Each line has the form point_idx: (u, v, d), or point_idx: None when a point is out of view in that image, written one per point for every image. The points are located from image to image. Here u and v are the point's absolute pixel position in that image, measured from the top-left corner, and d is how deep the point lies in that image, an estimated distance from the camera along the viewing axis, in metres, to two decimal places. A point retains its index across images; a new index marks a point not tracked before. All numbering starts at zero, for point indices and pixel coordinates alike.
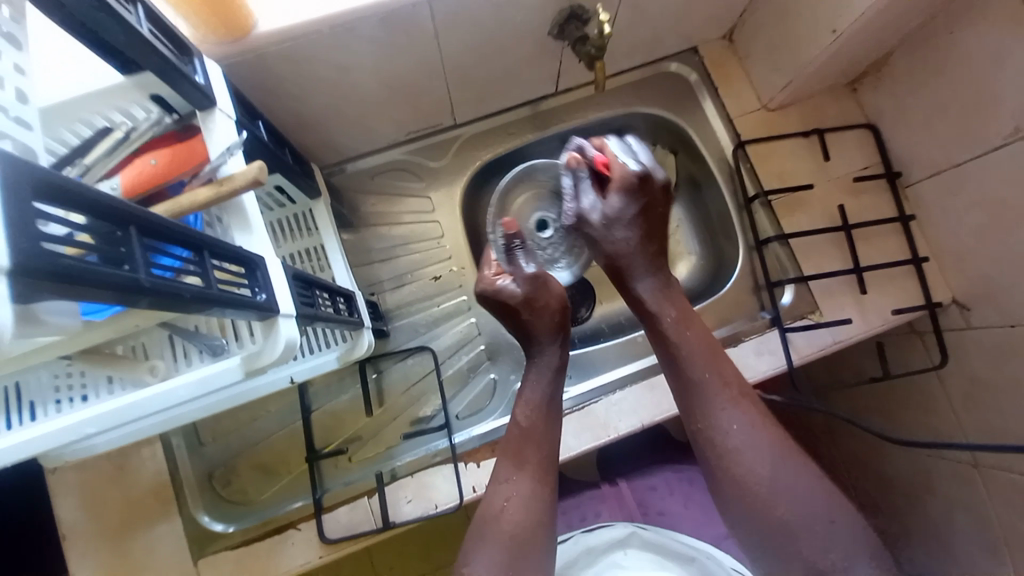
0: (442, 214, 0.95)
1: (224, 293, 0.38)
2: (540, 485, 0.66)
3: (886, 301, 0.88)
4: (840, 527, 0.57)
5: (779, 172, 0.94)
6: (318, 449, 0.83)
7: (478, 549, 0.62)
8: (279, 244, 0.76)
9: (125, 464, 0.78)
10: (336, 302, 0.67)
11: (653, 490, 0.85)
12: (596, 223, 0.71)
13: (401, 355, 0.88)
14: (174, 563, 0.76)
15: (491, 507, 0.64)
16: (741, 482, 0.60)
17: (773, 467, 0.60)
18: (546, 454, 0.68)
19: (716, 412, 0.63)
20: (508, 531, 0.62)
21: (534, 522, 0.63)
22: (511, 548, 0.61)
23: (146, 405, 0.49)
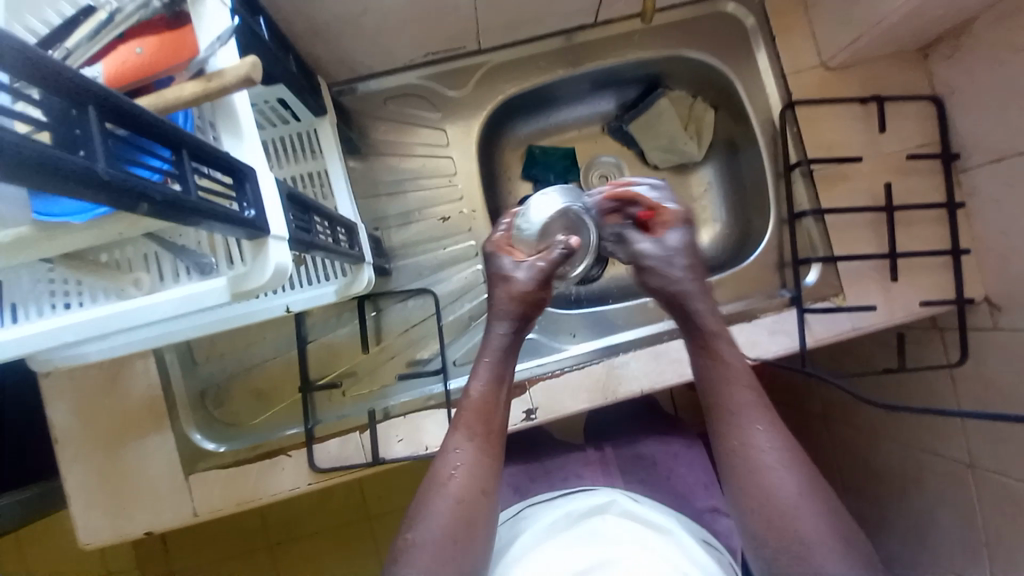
0: (457, 150, 0.88)
1: (205, 204, 0.33)
2: (489, 462, 0.62)
3: (916, 292, 0.83)
4: (850, 561, 0.52)
5: (826, 140, 0.85)
6: (312, 380, 0.82)
7: (422, 512, 0.59)
8: (280, 166, 0.71)
9: (117, 376, 0.77)
10: (337, 232, 0.62)
11: (638, 458, 0.84)
12: (663, 258, 0.72)
13: (402, 296, 0.84)
14: (166, 475, 0.77)
15: (439, 474, 0.61)
16: (764, 496, 0.55)
17: (798, 493, 0.55)
18: (491, 427, 0.64)
19: (750, 429, 0.59)
20: (452, 496, 0.59)
21: (480, 490, 0.60)
22: (447, 516, 0.58)
23: (128, 318, 0.46)
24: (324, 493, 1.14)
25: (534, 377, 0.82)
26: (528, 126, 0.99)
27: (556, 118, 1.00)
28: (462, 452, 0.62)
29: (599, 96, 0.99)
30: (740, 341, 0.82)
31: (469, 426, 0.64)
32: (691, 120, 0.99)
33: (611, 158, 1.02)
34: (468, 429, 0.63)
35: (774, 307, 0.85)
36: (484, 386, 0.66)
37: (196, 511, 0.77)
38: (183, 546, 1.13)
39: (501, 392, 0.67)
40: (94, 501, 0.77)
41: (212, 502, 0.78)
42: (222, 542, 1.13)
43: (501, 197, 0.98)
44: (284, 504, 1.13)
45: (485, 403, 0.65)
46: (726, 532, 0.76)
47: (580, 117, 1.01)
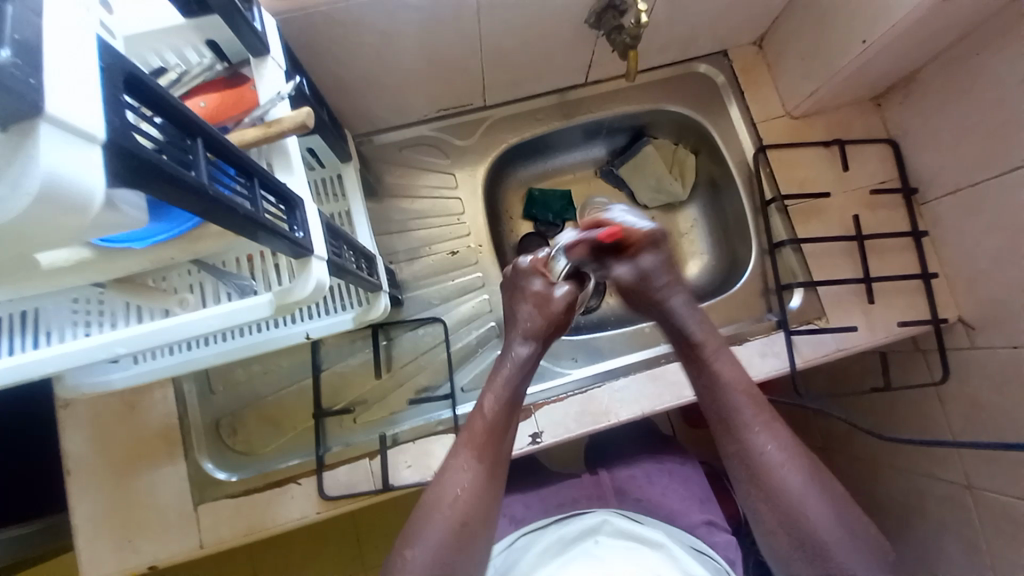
0: (464, 191, 0.97)
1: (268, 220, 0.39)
2: (493, 488, 0.64)
3: (893, 313, 0.90)
4: (857, 536, 0.58)
5: (796, 178, 0.95)
6: (326, 407, 0.84)
7: (419, 534, 0.61)
8: (325, 203, 0.79)
9: (135, 405, 0.80)
10: (359, 261, 0.68)
11: (633, 479, 0.85)
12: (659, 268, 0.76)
13: (412, 325, 0.88)
14: (176, 505, 0.78)
15: (446, 494, 0.63)
16: (776, 493, 0.61)
17: (806, 487, 0.61)
18: (496, 448, 0.66)
19: (754, 433, 0.64)
20: (446, 515, 0.61)
21: (483, 513, 0.63)
22: (445, 538, 0.60)
23: (172, 331, 0.50)
24: (322, 532, 1.12)
25: (539, 401, 0.85)
26: (528, 170, 1.09)
27: (553, 164, 1.10)
28: (467, 474, 0.64)
29: (592, 144, 1.10)
30: None
31: (476, 442, 0.66)
32: (675, 163, 1.09)
33: (604, 198, 1.11)
34: (474, 449, 0.66)
35: (762, 330, 0.90)
36: (496, 403, 0.68)
37: (204, 543, 0.78)
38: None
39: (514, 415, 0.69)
40: (101, 533, 0.77)
41: (220, 532, 0.78)
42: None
43: (504, 234, 1.06)
44: (281, 544, 1.11)
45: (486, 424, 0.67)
46: (725, 544, 0.77)
47: (575, 162, 1.11)
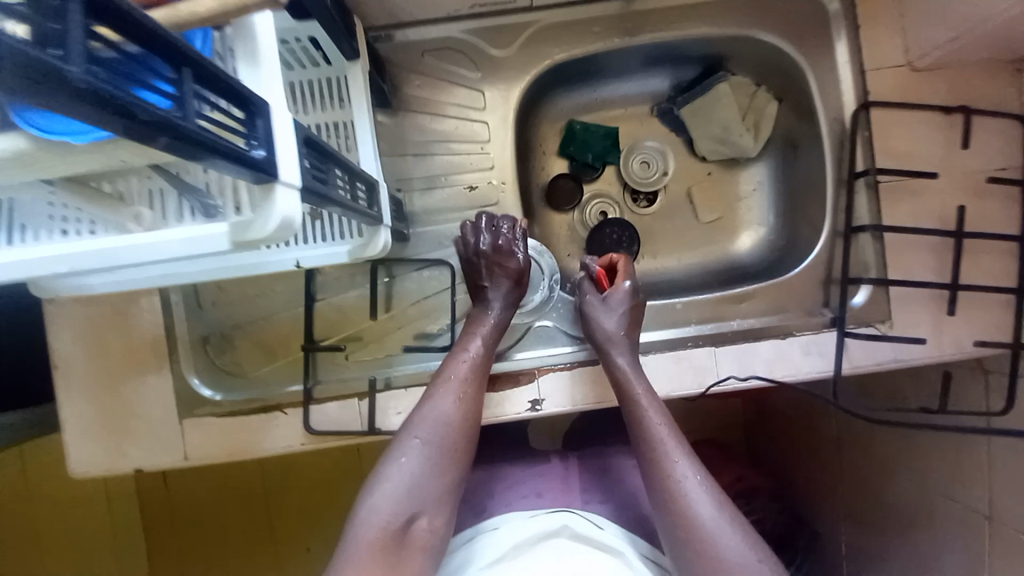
0: (493, 115, 0.82)
1: (200, 131, 0.29)
2: (470, 416, 0.63)
3: (970, 329, 0.76)
4: (765, 566, 0.56)
5: (897, 150, 0.77)
6: (317, 340, 0.78)
7: (398, 451, 0.58)
8: (303, 111, 0.67)
9: (123, 310, 0.76)
10: (356, 189, 0.57)
11: (609, 471, 0.79)
12: (598, 310, 0.75)
13: (417, 264, 0.79)
14: (162, 417, 0.76)
15: (419, 416, 0.61)
16: (692, 524, 0.58)
17: (723, 519, 0.58)
18: (481, 385, 0.65)
19: (672, 461, 0.62)
20: (415, 436, 0.59)
21: (466, 431, 0.61)
22: (422, 453, 0.58)
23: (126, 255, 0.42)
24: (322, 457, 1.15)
25: (546, 366, 0.77)
26: (571, 99, 0.92)
27: (603, 94, 0.93)
28: (449, 402, 0.62)
29: (651, 74, 0.92)
30: (771, 358, 0.76)
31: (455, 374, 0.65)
32: (750, 111, 0.91)
33: (655, 142, 0.95)
34: (456, 384, 0.64)
35: (811, 326, 0.78)
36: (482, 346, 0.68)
37: (188, 456, 0.76)
38: (178, 489, 1.15)
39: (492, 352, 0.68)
40: (91, 432, 0.76)
41: (204, 449, 0.76)
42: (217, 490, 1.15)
43: (535, 171, 0.93)
44: (282, 463, 1.15)
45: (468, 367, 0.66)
46: None
47: (627, 94, 0.94)
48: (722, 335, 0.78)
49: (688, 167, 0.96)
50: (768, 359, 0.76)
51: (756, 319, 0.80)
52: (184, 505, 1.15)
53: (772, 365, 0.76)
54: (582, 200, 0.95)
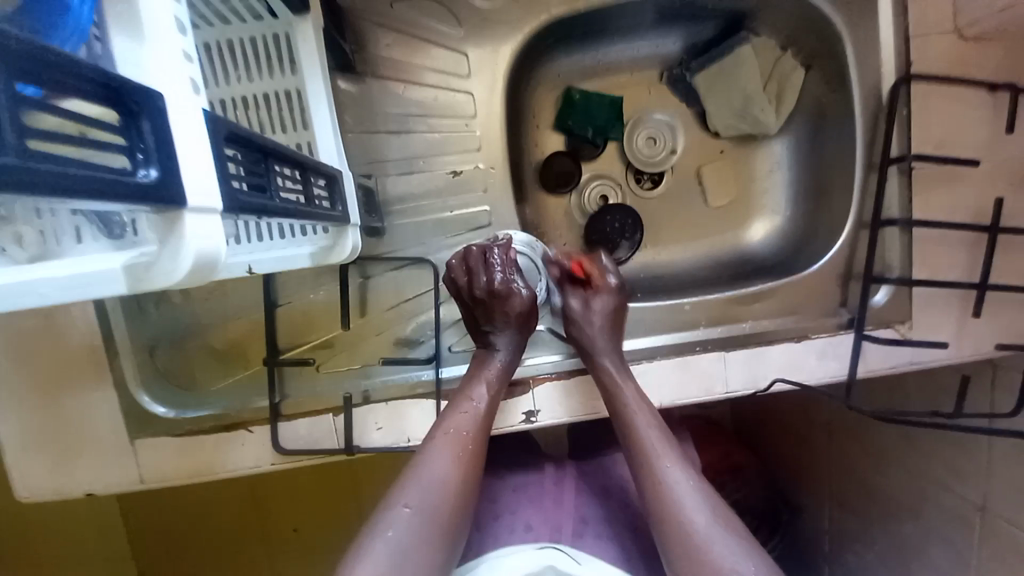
0: (479, 83, 0.69)
1: (31, 168, 0.20)
2: (468, 479, 0.56)
3: (992, 332, 0.71)
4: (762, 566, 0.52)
5: (935, 132, 0.68)
6: (281, 350, 0.68)
7: (384, 520, 0.52)
8: (213, 83, 0.50)
9: (50, 318, 0.64)
10: (312, 187, 0.47)
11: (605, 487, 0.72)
12: (579, 315, 0.68)
13: (396, 262, 0.69)
14: (108, 436, 0.67)
15: (413, 479, 0.54)
16: (675, 527, 0.54)
17: (711, 522, 0.54)
18: (480, 444, 0.59)
19: (664, 468, 0.58)
20: (409, 504, 0.53)
21: (461, 503, 0.55)
22: (417, 525, 0.52)
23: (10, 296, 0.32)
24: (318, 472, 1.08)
25: (539, 375, 0.69)
26: (570, 63, 0.80)
27: (606, 57, 0.81)
28: (444, 462, 0.56)
29: (660, 35, 0.80)
30: (784, 364, 0.70)
31: (455, 429, 0.58)
32: (773, 78, 0.80)
33: (663, 115, 0.84)
34: (451, 439, 0.57)
35: (827, 327, 0.72)
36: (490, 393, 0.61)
37: (143, 478, 0.68)
38: (154, 505, 1.06)
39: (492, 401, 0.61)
40: (30, 455, 0.67)
41: (161, 469, 0.68)
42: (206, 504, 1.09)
43: (526, 148, 0.81)
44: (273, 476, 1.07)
45: (471, 420, 0.59)
46: None
47: (633, 58, 0.82)
48: (733, 339, 0.71)
49: (699, 144, 0.85)
50: (781, 365, 0.70)
51: (770, 320, 0.73)
52: (167, 522, 1.07)
53: (785, 372, 0.70)
54: (580, 181, 0.84)
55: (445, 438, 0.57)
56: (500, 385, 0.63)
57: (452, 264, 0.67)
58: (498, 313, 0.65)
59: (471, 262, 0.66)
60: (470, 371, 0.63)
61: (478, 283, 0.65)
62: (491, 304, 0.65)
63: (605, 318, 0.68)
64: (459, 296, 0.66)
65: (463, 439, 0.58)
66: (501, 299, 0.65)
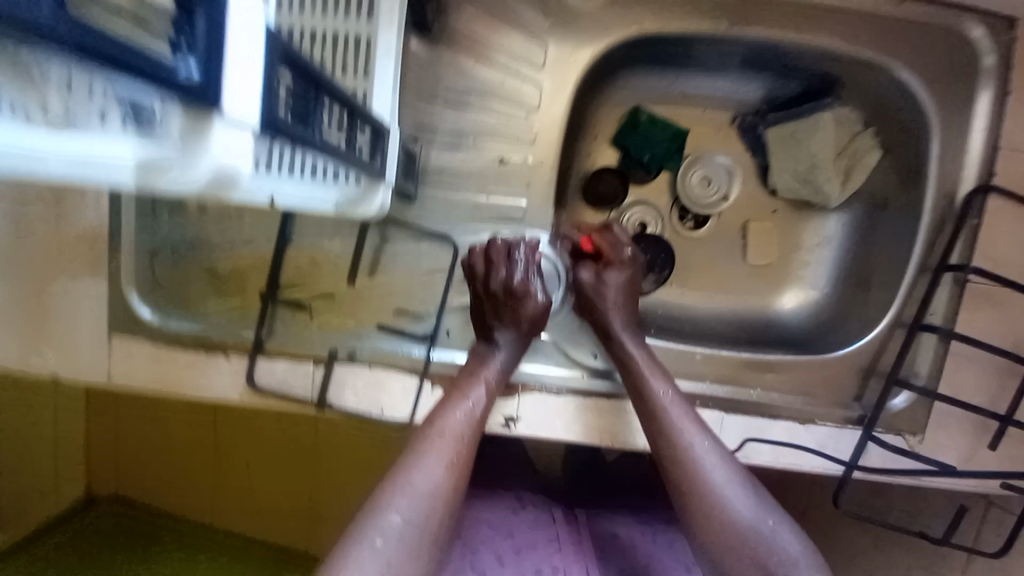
0: (549, 78, 0.66)
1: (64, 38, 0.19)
2: (459, 483, 0.54)
3: (998, 468, 0.68)
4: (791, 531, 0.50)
5: (999, 252, 0.65)
6: (282, 288, 0.67)
7: (373, 527, 0.49)
8: (284, 12, 0.50)
9: (61, 197, 0.63)
10: (354, 133, 0.45)
11: (613, 537, 0.70)
12: (591, 289, 0.67)
13: (418, 233, 0.67)
14: (93, 325, 0.66)
15: (399, 483, 0.51)
16: (703, 491, 0.52)
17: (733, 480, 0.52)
18: (472, 446, 0.56)
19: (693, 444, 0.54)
20: (401, 513, 0.50)
21: (448, 510, 0.52)
22: (406, 534, 0.49)
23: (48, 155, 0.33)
24: (286, 425, 1.06)
25: (529, 383, 0.67)
26: (644, 83, 0.77)
27: (683, 86, 0.78)
28: (437, 465, 0.53)
29: (745, 78, 0.77)
30: (780, 442, 0.67)
31: (451, 432, 0.55)
32: (846, 152, 0.76)
33: (725, 159, 0.81)
34: (445, 441, 0.54)
35: (835, 418, 0.68)
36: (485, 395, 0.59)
37: (115, 376, 0.67)
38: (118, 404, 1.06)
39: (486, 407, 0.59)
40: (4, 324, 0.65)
41: (135, 372, 0.67)
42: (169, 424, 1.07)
43: (577, 156, 0.79)
44: (243, 422, 1.06)
45: (465, 421, 0.57)
46: None
47: (710, 94, 0.79)
48: (738, 403, 0.68)
49: (752, 199, 0.82)
50: (779, 441, 0.67)
51: (777, 395, 0.70)
52: (126, 433, 1.06)
53: (783, 448, 0.67)
54: (622, 203, 0.81)
55: (434, 433, 0.55)
56: (496, 384, 0.61)
57: (472, 253, 0.64)
58: (510, 312, 0.63)
59: (490, 254, 0.63)
60: (468, 366, 0.62)
61: (493, 275, 0.63)
62: (504, 298, 0.63)
63: (622, 284, 0.68)
64: (472, 286, 0.64)
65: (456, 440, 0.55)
66: (517, 295, 0.63)
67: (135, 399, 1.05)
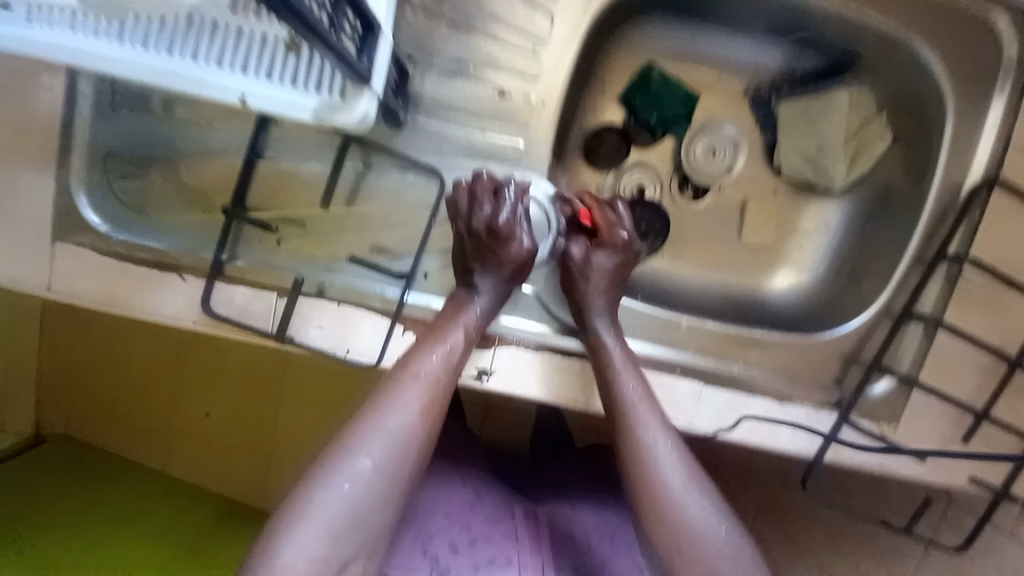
0: (562, 12, 0.62)
1: None
2: (428, 435, 0.51)
3: (970, 467, 0.67)
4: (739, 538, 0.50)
5: (1001, 248, 0.63)
6: (250, 208, 0.62)
7: (336, 470, 0.47)
8: None
9: (11, 76, 0.56)
10: (342, 18, 0.40)
11: (569, 538, 0.65)
12: (578, 266, 0.63)
13: (403, 163, 0.62)
14: (29, 227, 0.59)
15: (364, 429, 0.48)
16: (653, 481, 0.50)
17: (695, 508, 0.49)
18: (448, 390, 0.53)
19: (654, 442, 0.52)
20: (377, 452, 0.48)
21: (420, 448, 0.50)
22: (380, 472, 0.48)
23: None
24: (251, 382, 1.02)
25: (507, 338, 0.63)
26: (661, 35, 0.74)
27: (700, 44, 0.75)
28: (407, 410, 0.50)
29: (766, 43, 0.74)
30: (758, 423, 0.65)
31: (426, 375, 0.52)
32: (856, 134, 0.74)
33: (732, 130, 0.78)
34: (416, 387, 0.51)
35: (813, 402, 0.67)
36: (460, 343, 0.55)
37: (51, 288, 0.60)
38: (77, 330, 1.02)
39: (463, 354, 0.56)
40: None
41: (74, 287, 0.60)
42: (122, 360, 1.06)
43: (582, 109, 0.75)
44: (207, 359, 1.02)
45: (440, 366, 0.53)
46: None
47: (727, 56, 0.76)
48: (718, 376, 0.67)
49: (756, 176, 0.79)
50: (756, 422, 0.65)
51: (761, 373, 0.68)
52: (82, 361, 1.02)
53: (757, 429, 0.65)
54: (623, 164, 0.78)
55: (405, 381, 0.51)
56: (474, 331, 0.58)
57: (457, 184, 0.60)
58: (492, 252, 0.59)
59: (477, 189, 0.59)
60: (444, 308, 0.58)
61: (479, 210, 0.59)
62: (488, 238, 0.59)
63: (612, 265, 0.64)
64: (456, 220, 0.60)
65: (430, 391, 0.52)
66: (502, 236, 0.59)
67: (99, 326, 1.01)
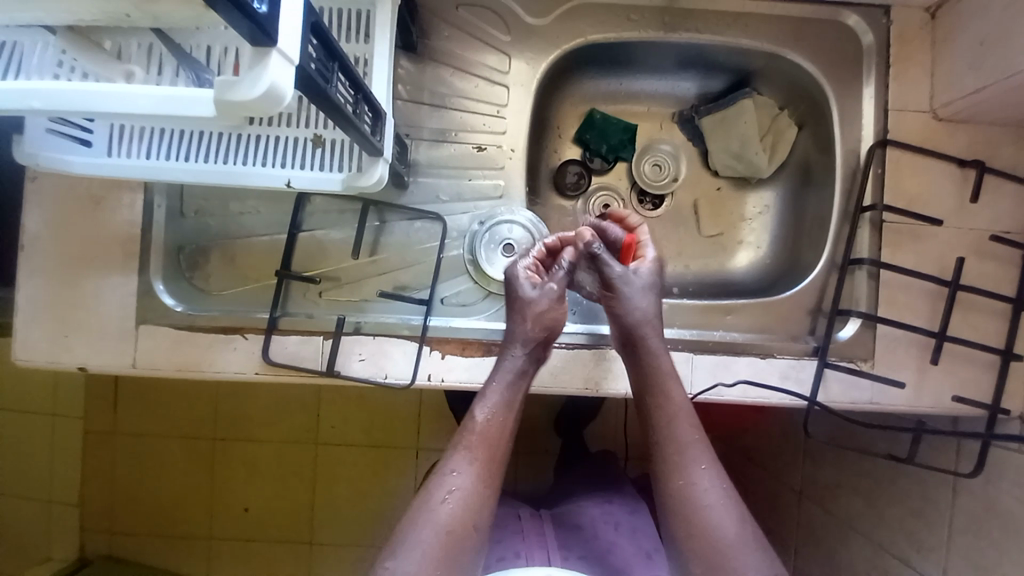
0: (515, 82, 0.80)
1: None
2: (488, 490, 0.62)
3: (949, 383, 0.75)
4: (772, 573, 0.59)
5: (908, 192, 0.76)
6: (295, 270, 0.76)
7: (415, 528, 0.58)
8: None
9: (100, 202, 0.73)
10: (361, 110, 0.56)
11: (578, 527, 0.76)
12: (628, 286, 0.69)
13: (410, 214, 0.77)
14: (117, 317, 0.73)
15: (433, 496, 0.60)
16: (698, 513, 0.60)
17: (729, 507, 0.61)
18: (496, 462, 0.63)
19: (696, 470, 0.62)
20: (442, 529, 0.58)
21: (469, 524, 0.60)
22: (442, 547, 0.58)
23: (81, 104, 0.41)
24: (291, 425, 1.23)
25: None
26: (596, 85, 0.92)
27: (629, 87, 0.94)
28: (464, 470, 0.61)
29: (681, 76, 0.92)
30: (747, 376, 0.75)
31: (481, 440, 0.63)
32: (770, 131, 0.90)
33: (669, 147, 0.95)
34: (473, 447, 0.63)
35: (794, 351, 0.76)
36: (492, 410, 0.64)
37: (137, 364, 0.73)
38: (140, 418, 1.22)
39: (512, 414, 0.65)
40: (39, 320, 0.72)
41: (154, 360, 0.73)
42: (183, 434, 1.22)
43: (546, 152, 0.92)
44: (253, 419, 1.22)
45: (489, 433, 0.64)
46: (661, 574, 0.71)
47: (653, 91, 0.94)
48: (704, 343, 0.76)
49: (699, 179, 0.95)
50: (745, 376, 0.75)
51: (742, 335, 0.78)
52: (149, 449, 1.22)
53: (749, 384, 0.75)
54: (588, 189, 0.94)
55: (464, 449, 0.62)
56: (520, 380, 0.67)
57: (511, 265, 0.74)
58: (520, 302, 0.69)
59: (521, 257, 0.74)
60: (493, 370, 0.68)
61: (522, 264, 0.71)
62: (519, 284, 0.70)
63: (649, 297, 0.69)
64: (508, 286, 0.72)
65: (484, 460, 0.62)
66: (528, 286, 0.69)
67: (161, 410, 1.22)
